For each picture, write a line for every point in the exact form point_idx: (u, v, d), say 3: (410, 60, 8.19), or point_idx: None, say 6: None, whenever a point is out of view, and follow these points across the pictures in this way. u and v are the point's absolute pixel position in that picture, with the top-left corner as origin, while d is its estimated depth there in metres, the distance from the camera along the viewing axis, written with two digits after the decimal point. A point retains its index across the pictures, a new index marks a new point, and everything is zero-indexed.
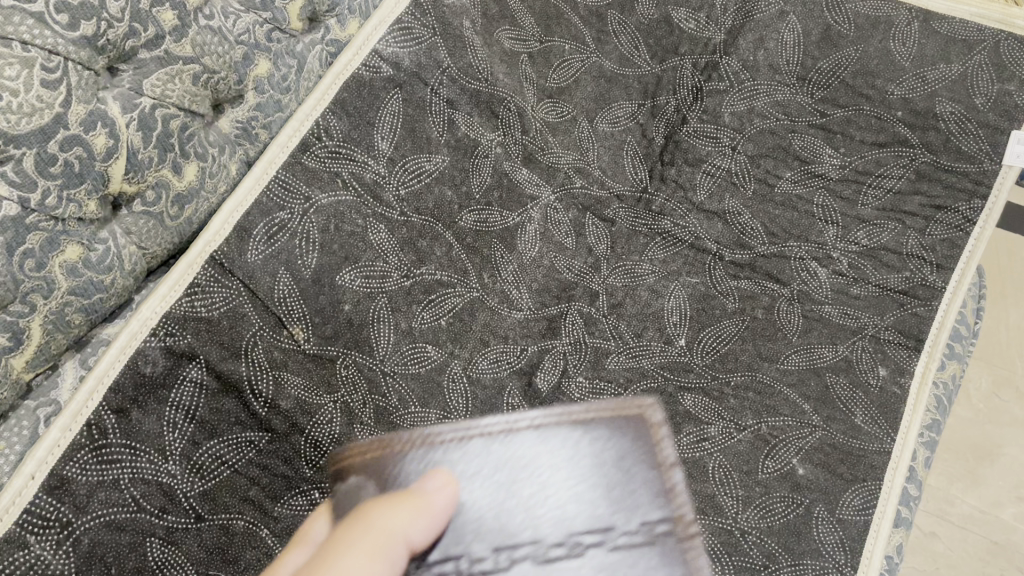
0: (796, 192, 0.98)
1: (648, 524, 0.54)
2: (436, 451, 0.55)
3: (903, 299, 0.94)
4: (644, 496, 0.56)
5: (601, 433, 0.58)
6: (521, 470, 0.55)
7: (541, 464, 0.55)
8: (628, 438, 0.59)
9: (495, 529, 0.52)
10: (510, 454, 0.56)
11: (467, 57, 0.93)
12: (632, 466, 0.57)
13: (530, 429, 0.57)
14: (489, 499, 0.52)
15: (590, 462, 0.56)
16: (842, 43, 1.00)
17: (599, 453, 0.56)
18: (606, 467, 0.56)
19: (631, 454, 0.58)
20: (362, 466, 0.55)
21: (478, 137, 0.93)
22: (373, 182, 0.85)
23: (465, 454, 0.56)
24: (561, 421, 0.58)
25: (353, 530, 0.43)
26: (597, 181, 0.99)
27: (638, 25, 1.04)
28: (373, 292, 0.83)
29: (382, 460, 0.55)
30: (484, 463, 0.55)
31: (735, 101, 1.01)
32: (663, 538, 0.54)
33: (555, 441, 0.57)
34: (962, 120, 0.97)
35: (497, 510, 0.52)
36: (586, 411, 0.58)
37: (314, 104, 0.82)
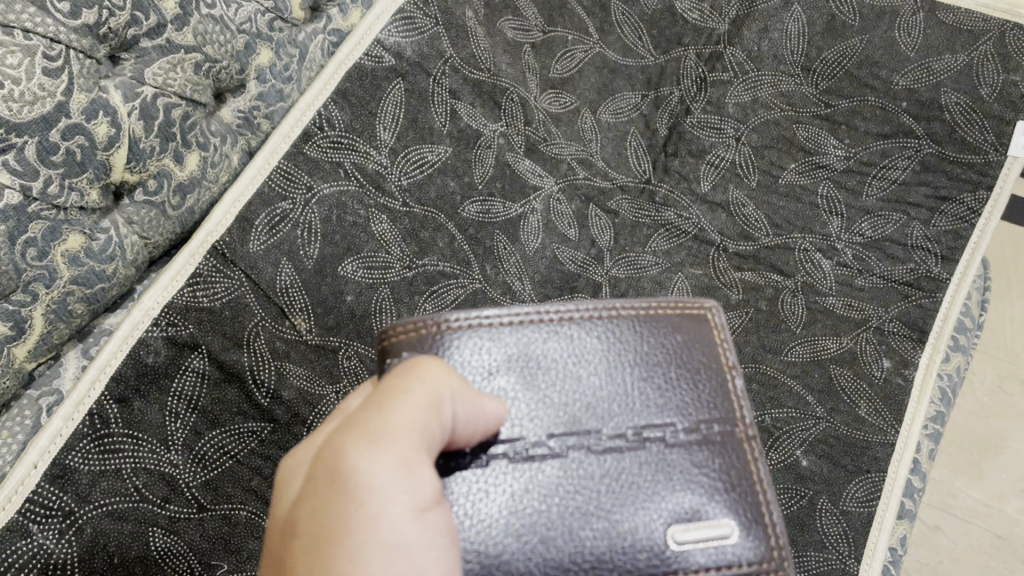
0: (801, 183, 0.98)
1: (713, 421, 0.54)
2: (495, 331, 0.53)
3: (908, 291, 0.94)
4: (706, 393, 0.54)
5: (671, 334, 0.56)
6: (574, 356, 0.54)
7: (601, 353, 0.54)
8: (692, 337, 0.56)
9: (542, 424, 0.52)
10: (568, 343, 0.54)
11: (469, 48, 0.92)
12: (692, 366, 0.55)
13: (585, 317, 0.55)
14: (547, 388, 0.53)
15: (657, 356, 0.55)
16: (847, 33, 0.99)
17: (661, 343, 0.55)
18: (672, 363, 0.55)
19: (700, 351, 0.56)
20: (407, 345, 0.52)
21: (480, 128, 0.93)
22: (376, 172, 0.85)
23: (520, 345, 0.53)
24: (620, 316, 0.55)
25: (406, 375, 0.47)
26: (601, 172, 0.99)
27: (641, 15, 1.03)
28: (375, 282, 0.82)
29: (427, 334, 0.53)
30: (541, 347, 0.53)
31: (739, 91, 1.01)
32: (722, 433, 0.53)
33: (614, 334, 0.55)
34: (967, 111, 0.96)
35: (552, 407, 0.52)
36: (648, 308, 0.56)
37: (316, 94, 0.82)
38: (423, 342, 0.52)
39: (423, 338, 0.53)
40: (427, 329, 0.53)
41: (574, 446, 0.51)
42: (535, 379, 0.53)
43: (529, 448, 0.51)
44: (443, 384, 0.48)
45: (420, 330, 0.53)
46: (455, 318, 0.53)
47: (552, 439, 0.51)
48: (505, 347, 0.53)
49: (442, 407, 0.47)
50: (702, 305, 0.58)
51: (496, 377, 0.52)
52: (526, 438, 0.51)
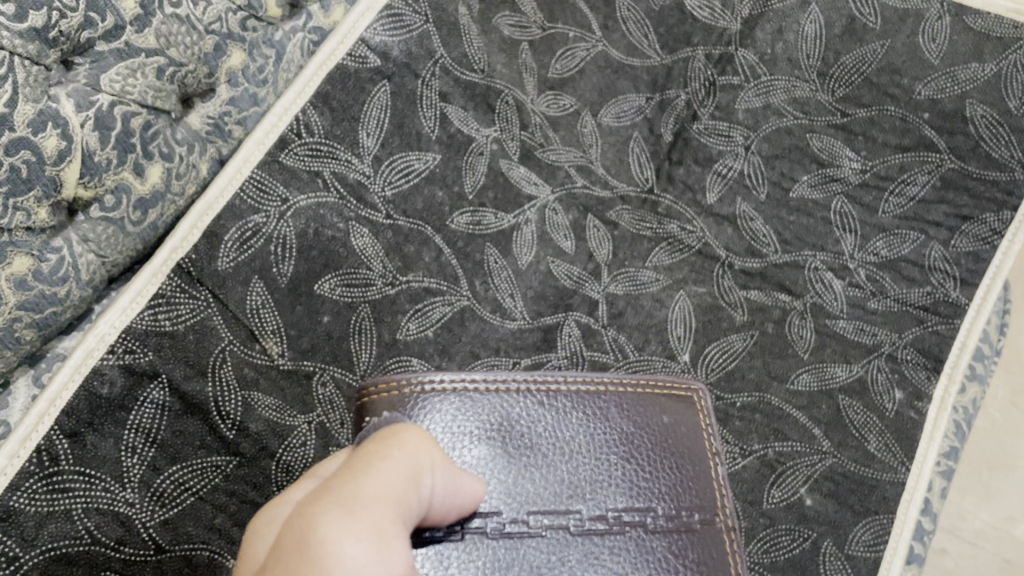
0: (813, 198, 0.92)
1: (693, 508, 0.60)
2: (489, 398, 0.60)
3: (923, 316, 0.88)
4: (686, 479, 0.61)
5: (658, 415, 0.62)
6: (562, 427, 0.60)
7: (586, 427, 0.60)
8: (680, 421, 0.63)
9: (524, 498, 0.57)
10: (556, 414, 0.60)
11: (462, 46, 0.86)
12: (677, 447, 0.62)
13: (578, 387, 0.61)
14: (534, 462, 0.58)
15: (640, 435, 0.61)
16: (867, 37, 0.92)
17: (648, 423, 0.62)
18: (655, 443, 0.61)
19: (683, 433, 0.62)
20: (383, 406, 0.59)
21: (472, 133, 0.87)
22: (358, 182, 0.79)
23: (511, 408, 0.60)
24: (612, 391, 0.62)
25: (384, 447, 0.49)
26: (601, 180, 0.93)
27: (648, 11, 0.97)
28: (355, 301, 0.77)
29: (419, 394, 0.59)
30: (532, 416, 0.60)
31: (750, 96, 0.94)
32: (699, 519, 0.59)
33: (599, 410, 0.61)
34: (993, 125, 0.90)
35: (539, 483, 0.57)
36: (639, 386, 0.63)
37: (294, 97, 0.76)
38: (413, 403, 0.59)
39: (413, 400, 0.59)
40: (416, 388, 0.59)
41: (553, 522, 0.56)
42: (523, 452, 0.58)
43: (506, 522, 0.56)
44: (419, 457, 0.49)
45: (415, 390, 0.59)
46: (453, 379, 0.59)
47: (535, 517, 0.56)
48: (484, 415, 0.59)
49: (417, 481, 0.48)
50: (691, 386, 0.65)
51: (489, 440, 0.58)
52: (501, 511, 0.56)
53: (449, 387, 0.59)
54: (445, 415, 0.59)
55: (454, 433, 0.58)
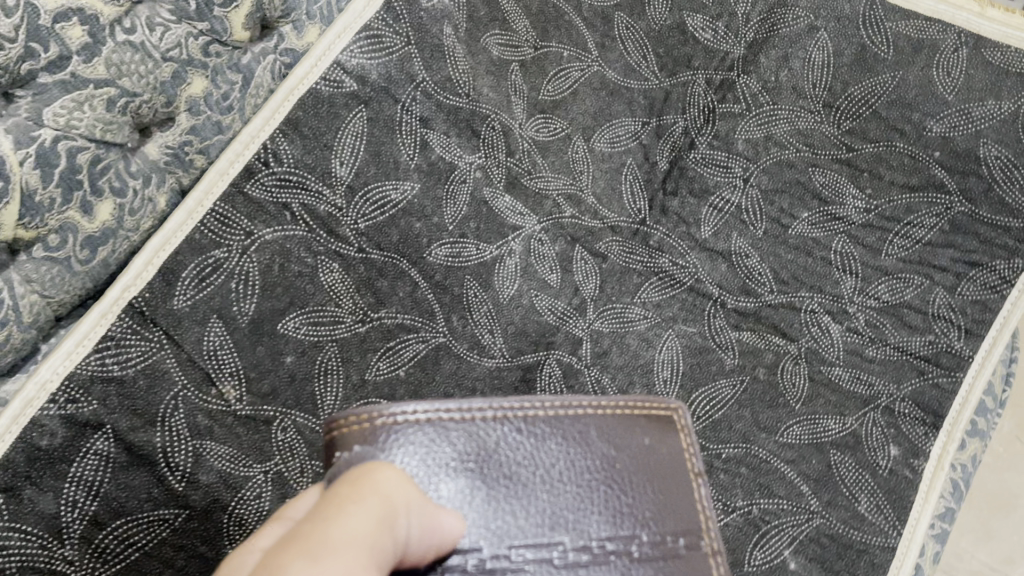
0: (813, 236, 0.87)
1: (678, 535, 0.51)
2: (468, 427, 0.50)
3: (924, 367, 0.84)
4: (670, 506, 0.52)
5: (637, 437, 0.54)
6: (545, 455, 0.51)
7: (568, 455, 0.51)
8: (662, 444, 0.54)
9: (505, 532, 0.48)
10: (538, 443, 0.51)
11: (446, 69, 0.81)
12: (657, 472, 0.53)
13: (559, 412, 0.52)
14: (515, 493, 0.49)
15: (621, 461, 0.52)
16: (878, 68, 0.86)
17: (628, 447, 0.53)
18: (638, 473, 0.52)
19: (666, 457, 0.54)
20: (356, 440, 0.48)
21: (454, 160, 0.83)
22: (328, 215, 0.75)
23: (493, 438, 0.50)
24: (590, 413, 0.53)
25: (354, 487, 0.41)
26: (590, 210, 0.88)
27: (647, 31, 0.92)
28: (321, 340, 0.73)
29: (385, 426, 0.48)
30: (514, 444, 0.50)
31: (750, 127, 0.89)
32: (687, 549, 0.51)
33: (577, 435, 0.52)
34: (1008, 167, 0.84)
35: (518, 515, 0.48)
36: (615, 406, 0.54)
37: (261, 124, 0.72)
38: (384, 438, 0.48)
39: (384, 436, 0.48)
40: (381, 421, 0.48)
41: (535, 557, 0.47)
42: (503, 484, 0.49)
43: (485, 559, 0.46)
44: (396, 496, 0.42)
45: (378, 421, 0.48)
46: (423, 407, 0.49)
47: (514, 551, 0.47)
48: (458, 440, 0.49)
49: (394, 525, 0.41)
50: (668, 405, 0.56)
51: (468, 473, 0.49)
52: (481, 548, 0.47)
53: (422, 418, 0.49)
54: (420, 449, 0.48)
55: (433, 467, 0.48)
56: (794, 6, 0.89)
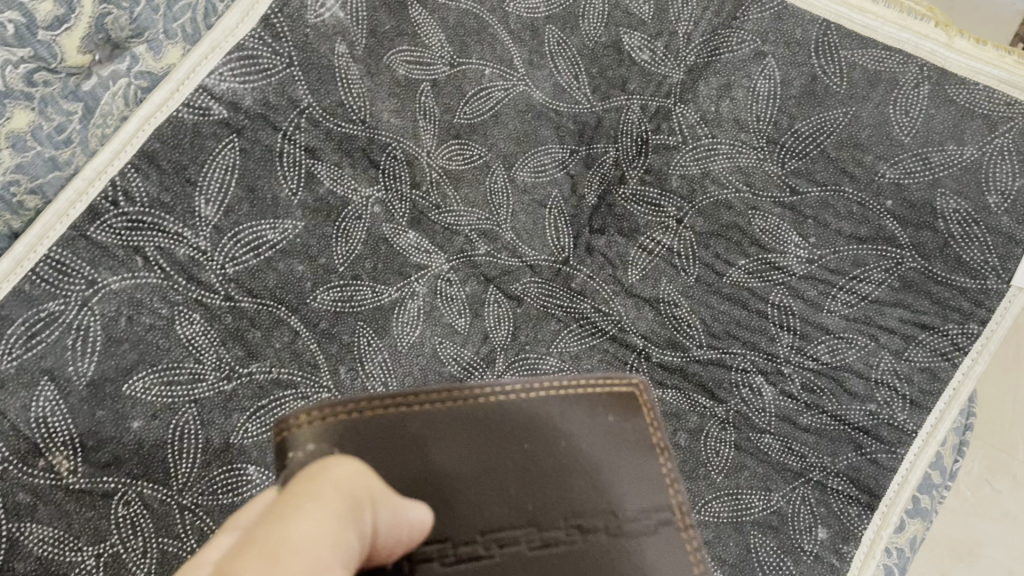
0: (749, 286, 0.79)
1: (648, 512, 0.52)
2: (427, 416, 0.49)
3: (862, 440, 0.75)
4: (635, 483, 0.53)
5: (600, 415, 0.54)
6: (510, 440, 0.50)
7: (533, 439, 0.51)
8: (625, 422, 0.55)
9: (473, 519, 0.46)
10: (501, 428, 0.51)
11: (338, 93, 0.73)
12: (620, 450, 0.53)
13: (517, 395, 0.52)
14: (482, 478, 0.48)
15: (584, 442, 0.52)
16: (828, 102, 0.78)
17: (591, 427, 0.53)
18: (602, 453, 0.53)
19: (629, 436, 0.55)
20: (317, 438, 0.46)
21: (348, 193, 0.74)
22: (188, 258, 0.67)
23: (456, 427, 0.50)
24: (549, 395, 0.53)
25: (305, 481, 0.36)
26: (508, 247, 0.79)
27: (580, 48, 0.82)
28: (177, 402, 0.65)
29: (339, 423, 0.47)
30: (476, 429, 0.50)
31: (686, 161, 0.80)
32: (659, 528, 0.51)
33: (540, 419, 0.52)
34: (967, 222, 0.75)
35: (486, 501, 0.47)
36: (576, 386, 0.55)
37: (107, 158, 0.65)
38: (341, 435, 0.46)
39: (342, 432, 0.47)
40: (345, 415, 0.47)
41: (507, 546, 0.46)
42: (469, 469, 0.48)
43: (456, 548, 0.45)
44: (355, 485, 0.37)
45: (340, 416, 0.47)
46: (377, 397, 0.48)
47: (484, 540, 0.46)
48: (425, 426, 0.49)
49: (358, 514, 0.36)
50: (631, 379, 0.57)
51: (429, 461, 0.48)
52: (452, 537, 0.46)
53: (381, 408, 0.48)
54: (381, 439, 0.47)
55: (399, 459, 0.47)
56: (739, 29, 0.80)
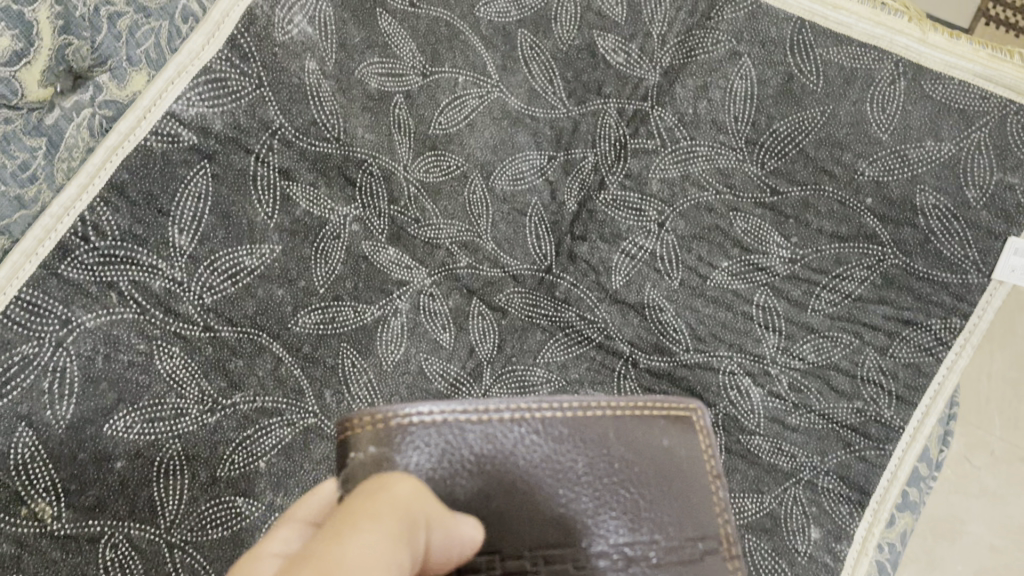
0: (733, 288, 0.78)
1: (697, 540, 0.46)
2: (484, 429, 0.43)
3: (851, 438, 0.76)
4: (686, 509, 0.47)
5: (656, 438, 0.47)
6: (563, 459, 0.45)
7: (590, 457, 0.45)
8: (681, 446, 0.48)
9: (523, 534, 0.43)
10: (558, 446, 0.45)
11: (311, 111, 0.71)
12: (674, 476, 0.47)
13: (575, 413, 0.45)
14: (536, 494, 0.43)
15: (642, 465, 0.46)
16: (806, 101, 0.77)
17: (646, 450, 0.47)
18: (655, 478, 0.46)
19: (684, 460, 0.48)
20: (367, 441, 0.42)
21: (325, 212, 0.72)
22: (165, 290, 0.65)
23: (510, 443, 0.44)
24: (609, 412, 0.46)
25: (359, 503, 0.36)
26: (489, 257, 0.78)
27: (554, 52, 0.81)
28: (161, 438, 0.64)
29: (399, 427, 0.42)
30: (530, 446, 0.44)
31: (666, 165, 0.80)
32: (707, 557, 0.46)
33: (598, 438, 0.45)
34: (947, 218, 0.75)
35: (538, 518, 0.43)
36: (635, 406, 0.47)
37: (75, 192, 0.62)
38: (404, 439, 0.42)
39: (404, 436, 0.42)
40: (391, 420, 0.42)
41: (553, 564, 0.43)
42: (523, 489, 0.43)
43: (504, 561, 0.42)
44: (406, 510, 0.36)
45: (388, 420, 0.43)
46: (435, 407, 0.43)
47: (532, 557, 0.43)
48: (472, 441, 0.43)
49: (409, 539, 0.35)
50: (689, 404, 0.50)
51: (490, 474, 0.43)
52: (499, 550, 0.42)
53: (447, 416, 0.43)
54: (437, 453, 0.43)
55: (451, 472, 0.42)
56: (714, 29, 0.79)
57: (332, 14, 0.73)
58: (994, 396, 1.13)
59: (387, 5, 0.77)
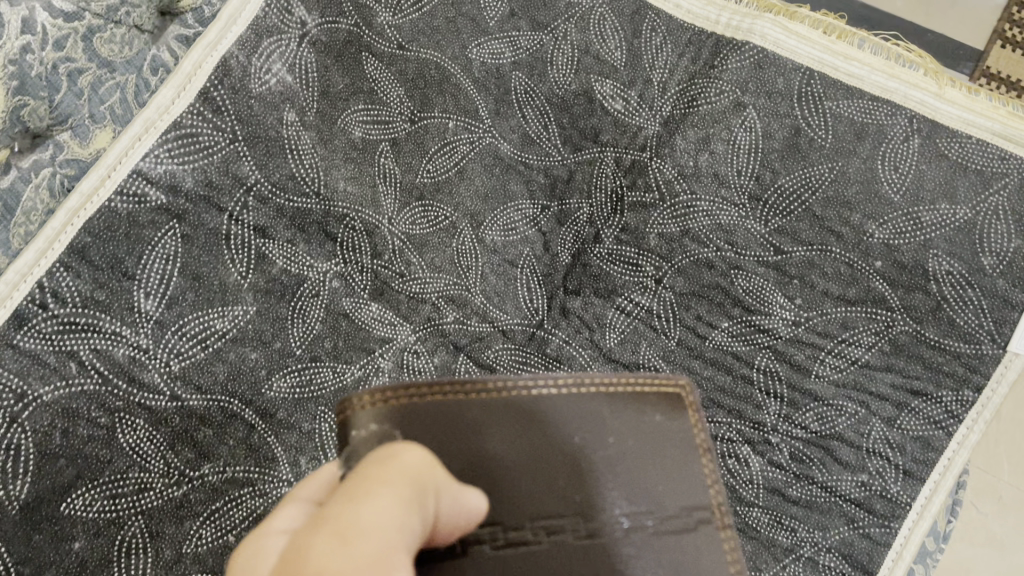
0: (733, 350, 0.74)
1: (690, 511, 0.49)
2: (480, 402, 0.48)
3: (854, 513, 0.72)
4: (675, 480, 0.50)
5: (645, 415, 0.51)
6: (557, 433, 0.48)
7: (583, 431, 0.49)
8: (672, 422, 0.52)
9: (523, 505, 0.46)
10: (551, 420, 0.49)
11: (288, 166, 0.67)
12: (665, 450, 0.51)
13: (566, 391, 0.50)
14: (533, 466, 0.47)
15: (632, 438, 0.50)
16: (813, 157, 0.73)
17: (637, 425, 0.51)
18: (645, 452, 0.50)
19: (675, 435, 0.51)
20: (372, 420, 0.45)
21: (304, 270, 0.68)
22: (129, 359, 0.61)
23: (507, 416, 0.48)
24: (598, 391, 0.51)
25: (374, 465, 0.36)
26: (478, 312, 0.74)
27: (549, 97, 0.78)
28: (123, 514, 0.60)
29: (402, 406, 0.46)
30: (525, 417, 0.48)
31: (664, 219, 0.76)
32: (701, 528, 0.49)
33: (589, 414, 0.50)
34: (961, 285, 0.71)
35: (536, 490, 0.46)
36: (624, 384, 0.52)
37: (33, 258, 0.58)
38: (406, 414, 0.46)
39: (406, 411, 0.46)
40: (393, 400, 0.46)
41: (553, 534, 0.45)
42: (521, 461, 0.47)
43: (505, 532, 0.45)
44: (424, 472, 0.36)
45: (390, 400, 0.46)
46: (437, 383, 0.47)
47: (533, 527, 0.45)
48: (468, 415, 0.47)
49: (424, 500, 0.35)
50: (678, 381, 0.53)
51: (486, 448, 0.47)
52: (502, 521, 0.45)
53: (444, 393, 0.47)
54: (439, 425, 0.46)
55: (452, 444, 0.46)
56: (717, 78, 0.76)
57: (312, 60, 0.70)
58: (1004, 435, 1.00)
59: (373, 48, 0.73)
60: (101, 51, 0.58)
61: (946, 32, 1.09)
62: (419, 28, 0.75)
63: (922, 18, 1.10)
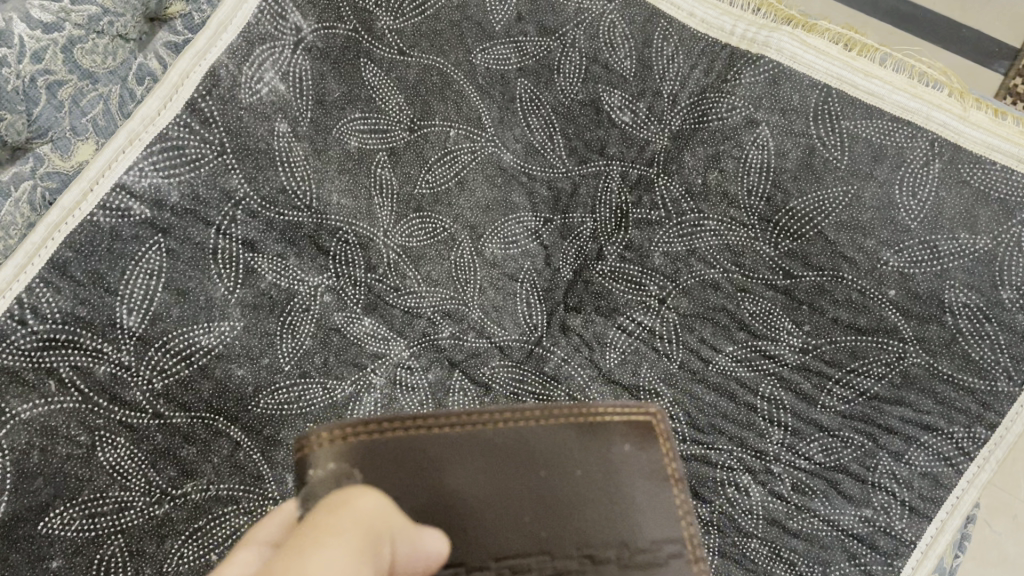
0: (737, 375, 0.72)
1: (660, 544, 0.47)
2: (447, 436, 0.44)
3: (856, 549, 0.68)
4: (645, 511, 0.47)
5: (615, 445, 0.48)
6: (526, 467, 0.46)
7: (551, 465, 0.46)
8: (642, 452, 0.49)
9: (489, 544, 0.43)
10: (518, 453, 0.46)
11: (280, 178, 0.66)
12: (636, 481, 0.48)
13: (536, 422, 0.47)
14: (502, 501, 0.44)
15: (601, 472, 0.47)
16: (828, 178, 0.70)
17: (607, 457, 0.48)
18: (618, 483, 0.47)
19: (645, 466, 0.49)
20: (329, 459, 0.41)
21: (295, 283, 0.67)
22: (110, 376, 0.60)
23: (474, 448, 0.45)
24: (566, 423, 0.48)
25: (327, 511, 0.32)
26: (475, 326, 0.72)
27: (555, 106, 0.75)
28: (101, 534, 0.59)
29: (360, 443, 0.42)
30: (494, 451, 0.45)
31: (670, 238, 0.73)
32: (671, 561, 0.47)
33: (558, 447, 0.47)
34: (978, 318, 0.68)
35: (504, 527, 0.43)
36: (593, 413, 0.49)
37: (11, 274, 0.57)
38: (364, 453, 0.42)
39: (365, 450, 0.42)
40: (353, 435, 0.42)
41: (520, 573, 0.42)
42: (487, 495, 0.44)
43: (470, 573, 0.42)
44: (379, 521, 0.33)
45: (350, 436, 0.42)
46: (399, 417, 0.44)
47: (498, 566, 0.42)
48: (433, 451, 0.44)
49: (378, 547, 0.32)
50: (649, 408, 0.51)
51: (450, 484, 0.43)
52: (466, 561, 0.42)
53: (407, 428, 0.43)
54: (405, 461, 0.43)
55: (417, 483, 0.42)
56: (729, 93, 0.72)
57: (308, 67, 0.68)
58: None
59: (372, 54, 0.70)
60: (82, 63, 0.56)
61: (982, 28, 1.04)
62: (422, 31, 0.72)
63: (959, 14, 1.05)
